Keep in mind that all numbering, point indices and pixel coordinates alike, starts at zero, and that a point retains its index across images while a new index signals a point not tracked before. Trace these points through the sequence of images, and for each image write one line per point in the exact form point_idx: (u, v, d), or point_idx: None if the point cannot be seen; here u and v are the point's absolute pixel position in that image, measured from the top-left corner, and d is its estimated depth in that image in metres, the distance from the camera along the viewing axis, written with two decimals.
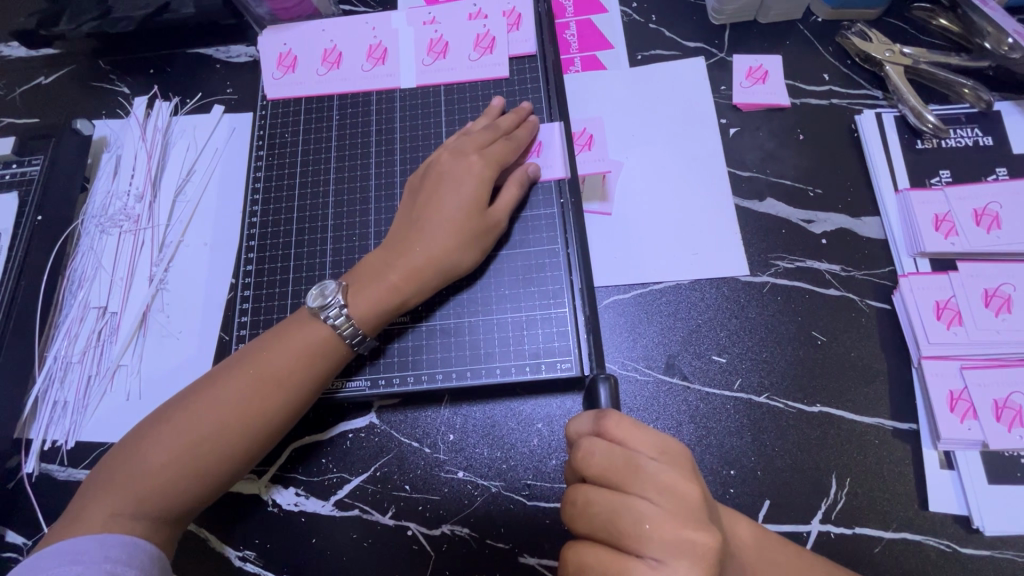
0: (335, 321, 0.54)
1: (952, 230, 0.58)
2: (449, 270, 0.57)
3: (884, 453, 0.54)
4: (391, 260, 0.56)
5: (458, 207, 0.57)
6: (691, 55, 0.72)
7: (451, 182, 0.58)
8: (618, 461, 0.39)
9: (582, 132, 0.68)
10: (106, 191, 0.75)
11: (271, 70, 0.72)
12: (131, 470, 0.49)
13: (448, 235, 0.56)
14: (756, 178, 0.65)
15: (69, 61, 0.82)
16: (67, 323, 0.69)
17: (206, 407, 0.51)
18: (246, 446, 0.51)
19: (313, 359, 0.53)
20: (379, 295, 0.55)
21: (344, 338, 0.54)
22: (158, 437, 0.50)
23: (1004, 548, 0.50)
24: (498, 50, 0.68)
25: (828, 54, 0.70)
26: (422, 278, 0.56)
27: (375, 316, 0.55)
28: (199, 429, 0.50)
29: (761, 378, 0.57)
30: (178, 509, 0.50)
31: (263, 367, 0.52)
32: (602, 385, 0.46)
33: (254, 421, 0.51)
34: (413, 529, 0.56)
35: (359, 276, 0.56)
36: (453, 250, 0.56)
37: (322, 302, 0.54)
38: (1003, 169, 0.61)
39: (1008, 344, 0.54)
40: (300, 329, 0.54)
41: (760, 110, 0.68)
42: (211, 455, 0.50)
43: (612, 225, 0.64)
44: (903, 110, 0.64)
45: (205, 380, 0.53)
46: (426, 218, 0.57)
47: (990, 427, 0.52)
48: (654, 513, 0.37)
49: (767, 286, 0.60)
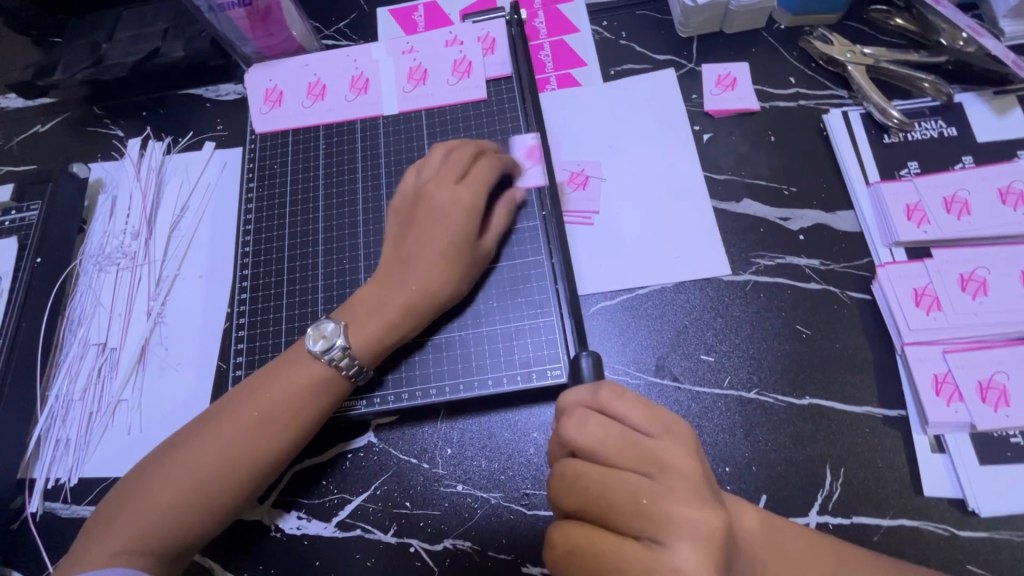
0: (335, 360, 0.55)
1: (924, 219, 0.60)
2: (444, 303, 0.58)
3: (875, 440, 0.54)
4: (387, 296, 0.57)
5: (452, 241, 0.57)
6: (662, 67, 0.74)
7: (441, 213, 0.58)
8: (617, 435, 0.40)
9: (579, 173, 0.69)
10: (103, 231, 0.77)
11: (258, 105, 0.74)
12: (140, 506, 0.50)
13: (445, 270, 0.57)
14: (732, 180, 0.67)
15: (64, 109, 0.85)
16: (68, 361, 0.70)
17: (211, 444, 0.51)
18: (249, 483, 0.52)
19: (316, 395, 0.54)
20: (380, 327, 0.56)
21: (345, 374, 0.55)
22: (166, 473, 0.51)
23: (1001, 528, 0.50)
24: (475, 74, 0.71)
25: (793, 58, 0.73)
26: (421, 309, 0.57)
27: (376, 352, 0.56)
28: (205, 465, 0.51)
29: (750, 374, 0.58)
30: (184, 544, 0.50)
31: (267, 402, 0.53)
32: (585, 359, 0.47)
33: (259, 457, 0.52)
34: (416, 545, 0.56)
35: (355, 312, 0.57)
36: (450, 282, 0.58)
37: (326, 345, 0.55)
38: (969, 157, 0.63)
39: (987, 326, 0.55)
40: (300, 364, 0.55)
41: (732, 116, 0.70)
42: (217, 491, 0.51)
43: (595, 234, 0.66)
44: (868, 107, 0.67)
45: (208, 418, 0.53)
46: (417, 251, 0.58)
47: (976, 408, 0.52)
48: (649, 486, 0.37)
49: (750, 283, 0.62)
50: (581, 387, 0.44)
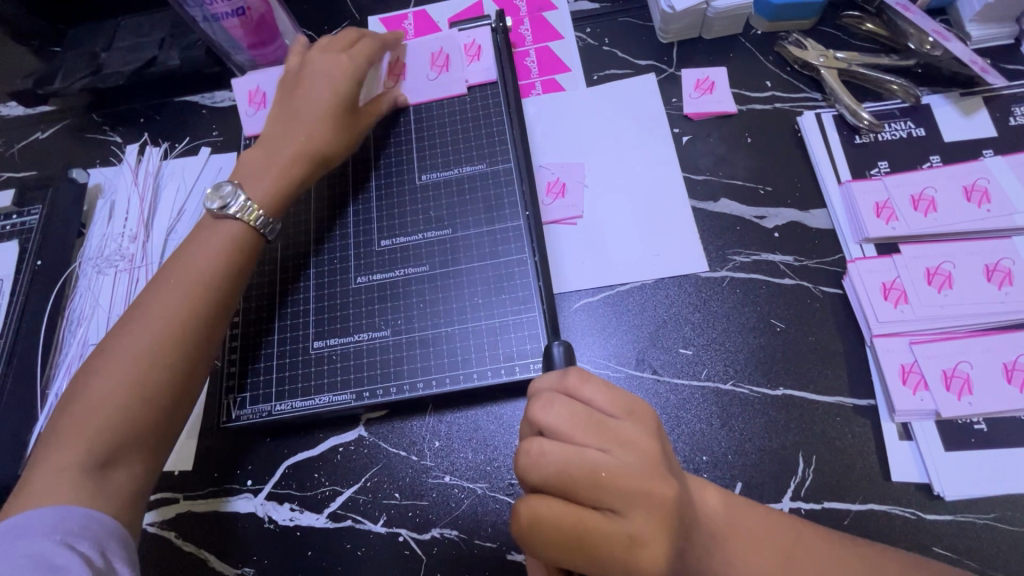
0: (241, 212, 0.60)
1: (892, 216, 0.62)
2: (328, 155, 0.66)
3: (845, 428, 0.56)
4: (279, 150, 0.64)
5: (331, 95, 0.65)
6: (643, 72, 0.77)
7: (321, 77, 0.66)
8: (582, 415, 0.41)
9: (556, 181, 0.71)
10: (102, 234, 0.79)
11: (243, 108, 0.76)
12: (71, 422, 0.50)
13: (326, 126, 0.65)
14: (710, 181, 0.69)
15: (63, 116, 0.87)
16: (67, 361, 0.71)
17: (134, 334, 0.53)
18: (179, 357, 0.54)
19: (228, 253, 0.58)
20: (270, 186, 0.62)
21: (253, 226, 0.60)
22: (91, 385, 0.51)
23: (966, 511, 0.52)
24: (455, 69, 0.74)
25: (769, 62, 0.75)
26: (308, 162, 0.64)
27: (272, 200, 0.62)
28: (131, 352, 0.52)
29: (726, 366, 0.60)
30: (126, 441, 0.50)
31: (180, 279, 0.56)
32: (557, 346, 0.50)
33: (184, 330, 0.54)
34: (405, 535, 0.58)
35: (250, 172, 0.63)
36: (332, 140, 0.65)
37: (222, 203, 0.60)
38: (936, 156, 0.65)
39: (952, 318, 0.57)
40: (207, 236, 0.59)
41: (710, 119, 0.73)
42: (151, 371, 0.52)
43: (578, 233, 0.68)
44: (840, 110, 0.69)
45: (127, 317, 0.55)
46: (302, 105, 0.65)
47: (941, 396, 0.54)
48: (610, 463, 0.40)
49: (726, 280, 0.64)
50: (551, 373, 0.46)
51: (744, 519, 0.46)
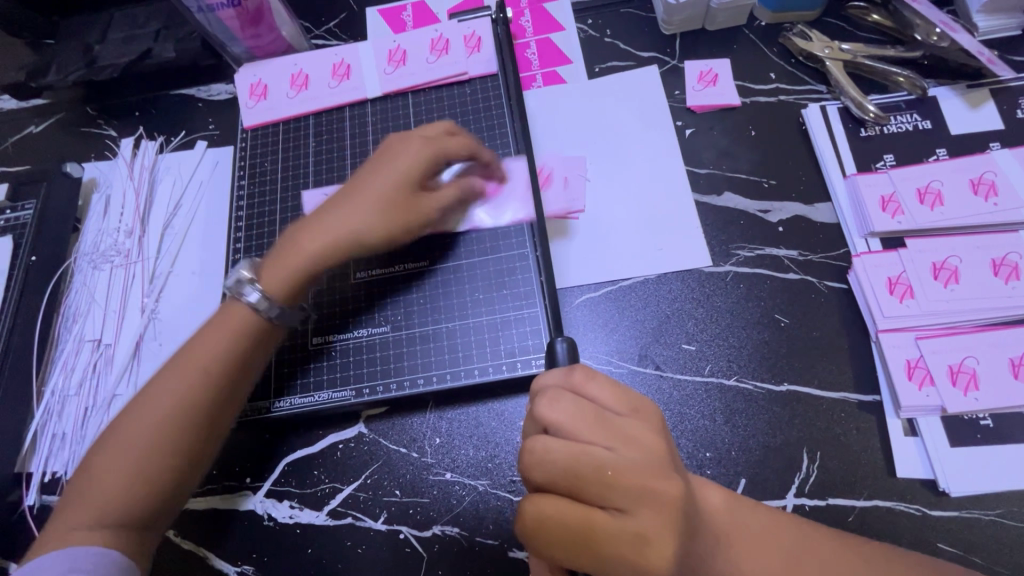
0: (250, 300, 0.56)
1: (898, 210, 0.61)
2: (359, 244, 0.58)
3: (850, 425, 0.56)
4: (308, 231, 0.59)
5: (385, 192, 0.59)
6: (645, 64, 0.76)
7: (384, 167, 0.60)
8: (587, 412, 0.41)
9: (543, 170, 0.70)
10: (97, 229, 0.78)
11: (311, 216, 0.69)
12: (87, 485, 0.51)
13: (363, 212, 0.58)
14: (714, 174, 0.68)
15: (57, 109, 0.86)
16: (63, 357, 0.71)
17: (145, 408, 0.53)
18: (185, 437, 0.53)
19: (245, 337, 0.56)
20: (286, 266, 0.58)
21: (262, 313, 0.56)
22: (106, 450, 0.52)
23: (972, 507, 0.52)
24: (454, 51, 0.73)
25: (773, 54, 0.74)
26: (329, 256, 0.58)
27: (289, 284, 0.57)
28: (144, 426, 0.52)
29: (730, 362, 0.59)
30: (134, 513, 0.51)
31: (195, 357, 0.55)
32: (560, 343, 0.49)
33: (194, 411, 0.53)
34: (405, 532, 0.58)
35: (278, 250, 0.60)
36: (364, 227, 0.58)
37: (236, 281, 0.57)
38: (943, 149, 0.64)
39: (959, 313, 0.56)
40: (229, 314, 0.57)
41: (713, 111, 0.72)
42: (159, 450, 0.52)
43: (580, 227, 0.67)
44: (845, 102, 0.68)
45: (152, 380, 0.56)
46: (356, 193, 0.60)
47: (947, 392, 0.54)
48: (615, 459, 0.39)
49: (730, 275, 0.63)
50: (558, 369, 0.45)
51: (749, 522, 0.46)
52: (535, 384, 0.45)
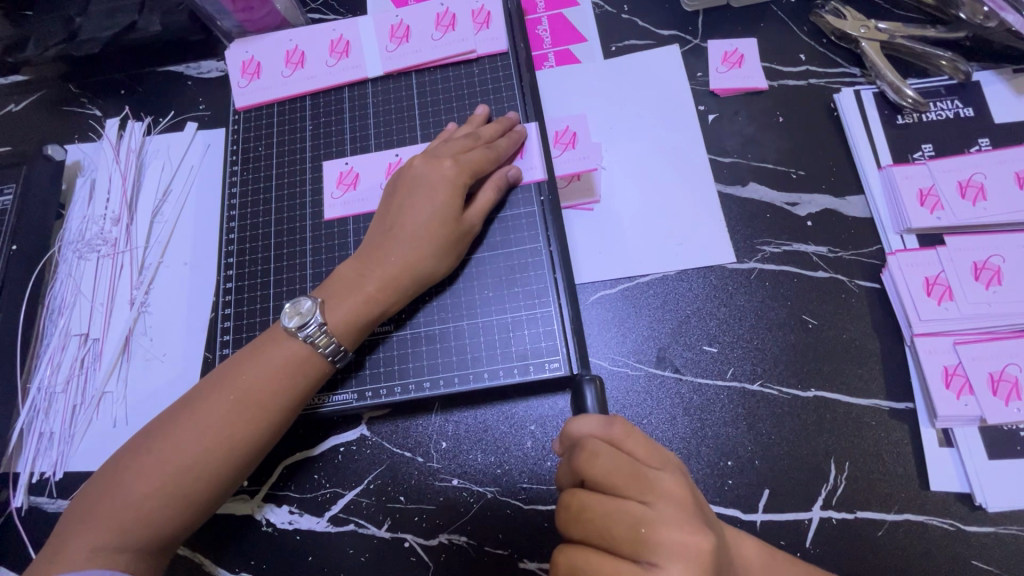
0: (313, 338, 0.53)
1: (938, 204, 0.57)
2: (427, 277, 0.56)
3: (881, 434, 0.53)
4: (368, 269, 0.55)
5: (434, 215, 0.56)
6: (666, 43, 0.71)
7: (424, 189, 0.57)
8: (623, 467, 0.39)
9: (565, 130, 0.65)
10: (82, 216, 0.73)
11: (330, 189, 0.65)
12: (111, 504, 0.48)
13: (424, 243, 0.56)
14: (738, 164, 0.64)
15: (38, 87, 0.80)
16: (49, 352, 0.68)
17: (185, 433, 0.50)
18: (223, 474, 0.50)
19: (296, 376, 0.53)
20: (356, 306, 0.54)
21: (324, 355, 0.53)
22: (136, 471, 0.49)
23: (1009, 523, 0.49)
24: (461, 26, 0.67)
25: (804, 33, 0.69)
26: (399, 289, 0.55)
27: (356, 328, 0.54)
28: (184, 455, 0.49)
29: (754, 365, 0.56)
30: (161, 540, 0.49)
31: (242, 389, 0.51)
32: (589, 390, 0.49)
33: (236, 448, 0.50)
34: (411, 540, 0.55)
35: (333, 289, 0.56)
36: (431, 257, 0.56)
37: (301, 321, 0.53)
38: (986, 139, 0.60)
39: (1000, 317, 0.53)
40: (278, 347, 0.53)
41: (738, 95, 0.67)
42: (196, 483, 0.49)
43: (596, 221, 0.63)
44: (882, 87, 0.64)
45: (190, 398, 0.52)
46: (401, 224, 0.56)
47: (987, 402, 0.51)
48: (650, 516, 0.37)
49: (755, 272, 0.59)
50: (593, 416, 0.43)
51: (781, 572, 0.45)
52: (569, 434, 0.43)
